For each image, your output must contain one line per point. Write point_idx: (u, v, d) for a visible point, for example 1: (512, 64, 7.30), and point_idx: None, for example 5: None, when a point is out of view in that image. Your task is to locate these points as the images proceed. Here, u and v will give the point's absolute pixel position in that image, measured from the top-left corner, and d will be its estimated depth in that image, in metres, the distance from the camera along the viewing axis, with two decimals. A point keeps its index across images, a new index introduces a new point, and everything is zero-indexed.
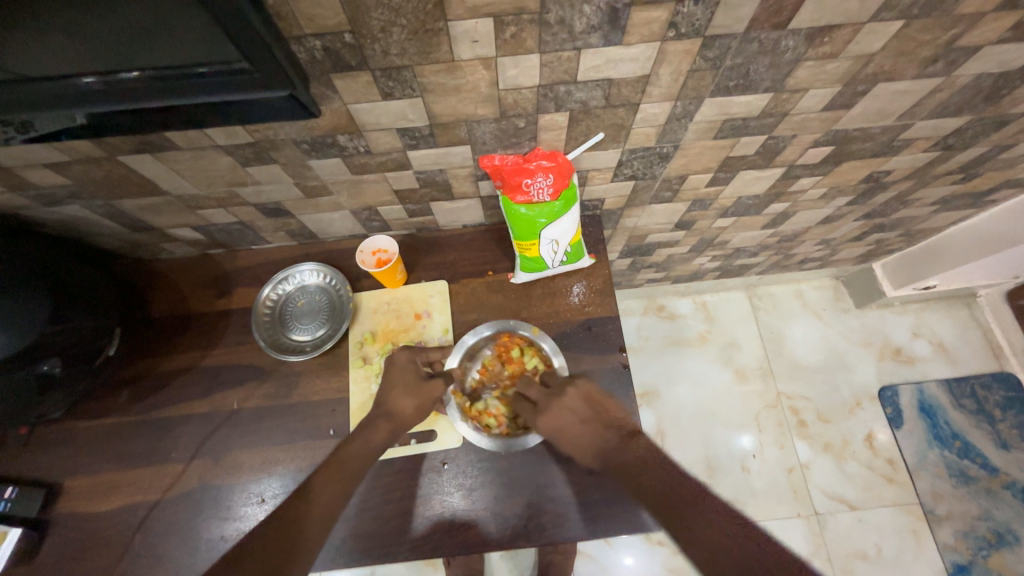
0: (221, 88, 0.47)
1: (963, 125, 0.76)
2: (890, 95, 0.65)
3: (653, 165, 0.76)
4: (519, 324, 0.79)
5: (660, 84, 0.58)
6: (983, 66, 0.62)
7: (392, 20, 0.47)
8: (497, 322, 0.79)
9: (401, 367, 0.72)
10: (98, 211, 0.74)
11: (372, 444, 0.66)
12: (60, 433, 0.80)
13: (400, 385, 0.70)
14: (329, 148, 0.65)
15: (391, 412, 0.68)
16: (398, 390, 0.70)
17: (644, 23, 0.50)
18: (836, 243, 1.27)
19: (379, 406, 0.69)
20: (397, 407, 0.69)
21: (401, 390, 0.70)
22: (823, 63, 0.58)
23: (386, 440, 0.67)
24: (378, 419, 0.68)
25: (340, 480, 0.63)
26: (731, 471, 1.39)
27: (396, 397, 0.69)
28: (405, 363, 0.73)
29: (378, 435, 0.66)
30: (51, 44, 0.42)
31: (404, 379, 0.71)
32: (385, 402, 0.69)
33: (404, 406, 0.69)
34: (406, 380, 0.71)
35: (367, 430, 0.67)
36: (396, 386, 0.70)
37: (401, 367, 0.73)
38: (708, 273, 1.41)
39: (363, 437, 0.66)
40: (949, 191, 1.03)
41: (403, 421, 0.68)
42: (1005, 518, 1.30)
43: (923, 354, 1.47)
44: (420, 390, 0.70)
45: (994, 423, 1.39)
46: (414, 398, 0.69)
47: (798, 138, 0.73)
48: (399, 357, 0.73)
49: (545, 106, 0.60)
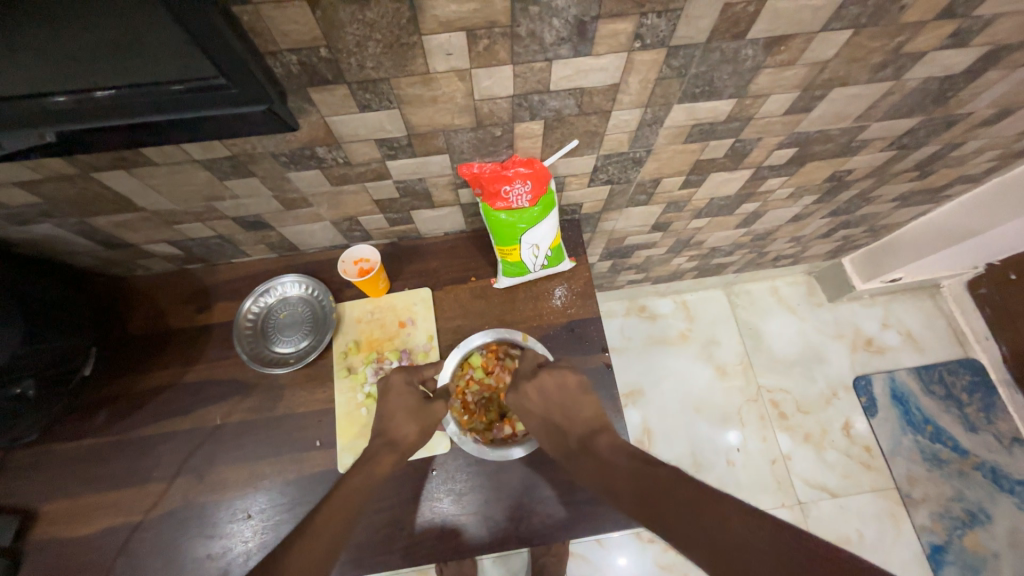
0: (199, 104, 0.47)
1: (916, 125, 0.80)
2: (846, 99, 0.69)
3: (627, 169, 0.78)
4: (512, 332, 0.79)
5: (630, 92, 0.60)
6: (929, 70, 0.66)
7: (367, 35, 0.48)
8: (490, 331, 0.79)
9: (400, 392, 0.72)
10: (70, 229, 0.73)
11: (380, 456, 0.66)
12: (34, 457, 0.78)
13: (400, 405, 0.71)
14: (308, 160, 0.65)
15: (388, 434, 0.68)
16: (399, 417, 0.70)
17: (612, 34, 0.52)
18: (807, 240, 1.32)
19: (382, 435, 0.69)
20: (400, 435, 0.69)
21: (402, 417, 0.70)
22: (782, 70, 0.61)
23: (384, 450, 0.67)
24: (380, 449, 0.67)
25: (343, 512, 0.61)
26: (717, 466, 1.42)
27: (398, 424, 0.69)
28: (403, 386, 0.72)
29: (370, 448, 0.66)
30: (23, 67, 0.41)
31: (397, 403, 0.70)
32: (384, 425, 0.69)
33: (408, 432, 0.69)
34: (407, 404, 0.71)
35: (369, 461, 0.66)
36: (395, 413, 0.70)
37: (398, 391, 0.72)
38: (687, 272, 1.44)
39: (368, 469, 0.65)
40: (908, 188, 1.08)
41: (407, 448, 0.69)
42: (976, 497, 1.36)
43: (893, 344, 1.54)
44: (420, 415, 0.70)
45: (961, 407, 1.46)
46: (416, 424, 0.69)
47: (763, 141, 0.77)
48: (394, 381, 0.73)
49: (520, 115, 0.62)
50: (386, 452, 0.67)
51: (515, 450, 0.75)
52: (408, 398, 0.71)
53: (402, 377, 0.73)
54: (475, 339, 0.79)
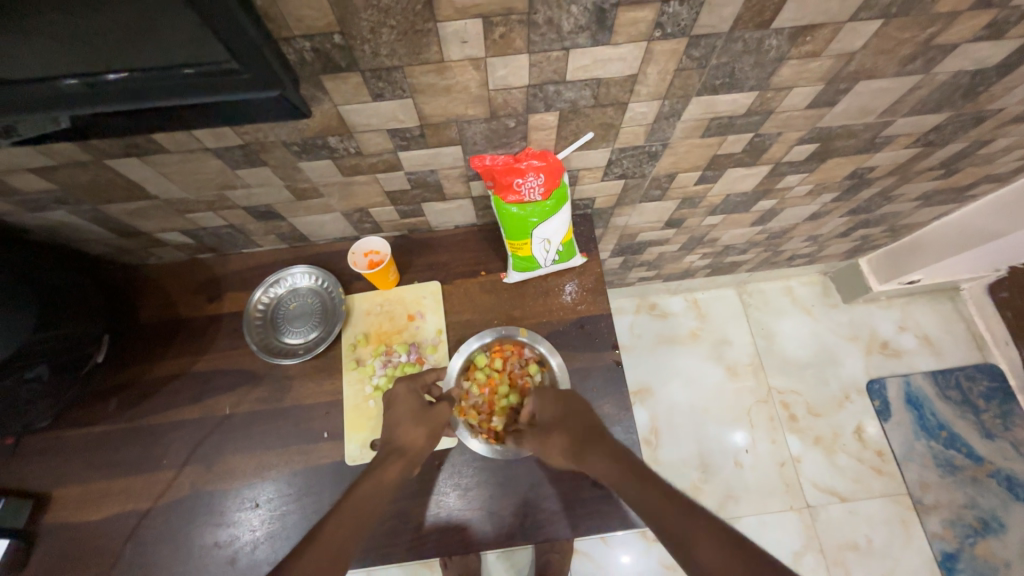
0: (212, 90, 0.47)
1: (943, 122, 0.78)
2: (872, 93, 0.67)
3: (642, 163, 0.76)
4: (512, 329, 0.79)
5: (648, 83, 0.59)
6: (961, 63, 0.63)
7: (381, 21, 0.47)
8: (488, 332, 0.79)
9: (404, 399, 0.71)
10: (84, 216, 0.73)
11: (389, 461, 0.66)
12: (47, 443, 0.79)
13: (406, 412, 0.70)
14: (320, 150, 0.64)
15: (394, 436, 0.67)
16: (404, 423, 0.69)
17: (631, 22, 0.50)
18: (823, 239, 1.29)
19: (389, 442, 0.68)
20: (407, 441, 0.68)
21: (408, 422, 0.69)
22: (806, 61, 0.59)
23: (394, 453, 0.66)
24: (389, 455, 0.67)
25: (355, 519, 0.59)
26: (725, 466, 1.40)
27: (403, 429, 0.69)
28: (406, 392, 0.72)
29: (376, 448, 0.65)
30: (35, 49, 0.41)
31: (406, 408, 0.70)
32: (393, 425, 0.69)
33: (416, 437, 0.69)
34: (413, 409, 0.70)
35: (377, 467, 0.65)
36: (401, 418, 0.70)
37: (402, 399, 0.71)
38: (699, 270, 1.42)
39: (376, 475, 0.64)
40: (931, 187, 1.05)
41: (414, 454, 0.68)
42: (990, 505, 1.33)
43: (909, 347, 1.50)
44: (426, 420, 0.69)
45: (978, 413, 1.42)
46: (422, 429, 0.69)
47: (783, 136, 0.75)
48: (397, 387, 0.72)
49: (534, 106, 0.61)
50: (394, 457, 0.66)
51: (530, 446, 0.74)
52: (416, 403, 0.71)
53: (409, 382, 0.73)
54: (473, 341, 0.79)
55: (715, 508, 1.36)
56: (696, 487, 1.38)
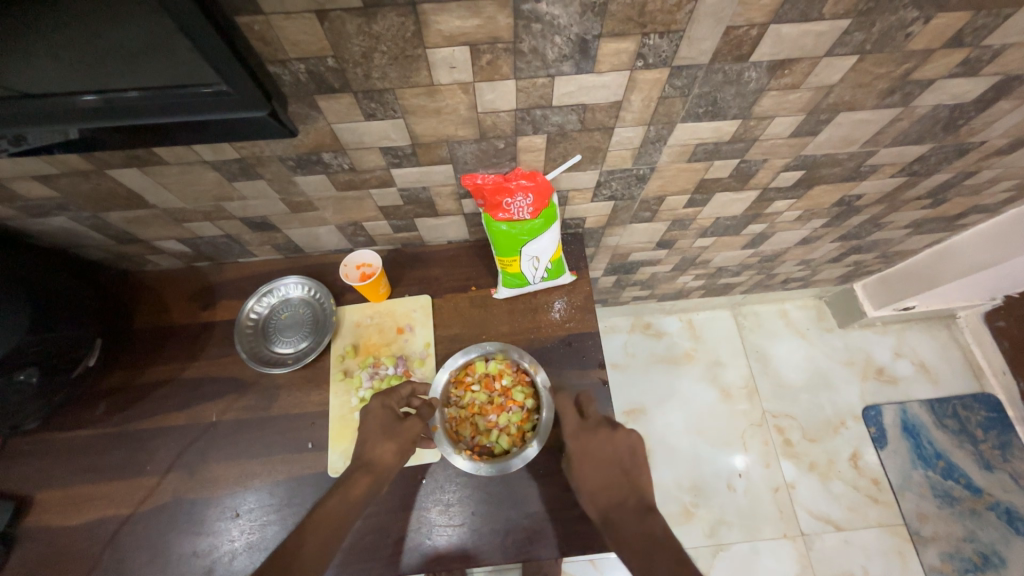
0: (203, 109, 0.49)
1: (926, 152, 0.79)
2: (853, 124, 0.69)
3: (631, 186, 0.78)
4: (493, 344, 0.80)
5: (633, 110, 0.61)
6: (938, 98, 0.65)
7: (373, 47, 0.49)
8: (472, 348, 0.80)
9: (376, 414, 0.70)
10: (84, 222, 0.75)
11: (354, 478, 0.66)
12: (34, 444, 0.80)
13: (377, 427, 0.70)
14: (315, 165, 0.66)
15: (370, 462, 0.67)
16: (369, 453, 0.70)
17: (614, 53, 0.52)
18: (816, 263, 1.30)
19: None
20: (375, 457, 0.68)
21: (378, 440, 0.69)
22: (786, 93, 0.61)
23: (367, 473, 0.66)
24: (355, 472, 0.67)
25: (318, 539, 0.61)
26: (718, 491, 1.38)
27: (374, 445, 0.68)
28: (379, 408, 0.71)
29: (357, 488, 0.65)
30: (42, 67, 0.43)
31: (379, 426, 0.70)
32: (365, 449, 0.68)
33: (383, 453, 0.68)
34: (383, 425, 0.70)
35: (343, 484, 0.66)
36: (371, 435, 0.69)
37: (376, 414, 0.71)
38: (693, 291, 1.43)
39: (340, 492, 0.65)
40: (920, 216, 1.06)
41: (383, 470, 0.68)
42: (990, 539, 1.30)
43: (905, 374, 1.49)
44: (397, 435, 0.69)
45: (975, 443, 1.41)
46: (392, 444, 0.69)
47: (769, 162, 0.76)
48: (372, 403, 0.72)
49: (523, 129, 0.63)
50: (359, 473, 0.66)
51: (519, 460, 0.74)
52: (389, 417, 0.71)
53: (384, 396, 0.72)
54: (456, 359, 0.80)
55: (706, 534, 1.34)
56: (688, 511, 1.37)
